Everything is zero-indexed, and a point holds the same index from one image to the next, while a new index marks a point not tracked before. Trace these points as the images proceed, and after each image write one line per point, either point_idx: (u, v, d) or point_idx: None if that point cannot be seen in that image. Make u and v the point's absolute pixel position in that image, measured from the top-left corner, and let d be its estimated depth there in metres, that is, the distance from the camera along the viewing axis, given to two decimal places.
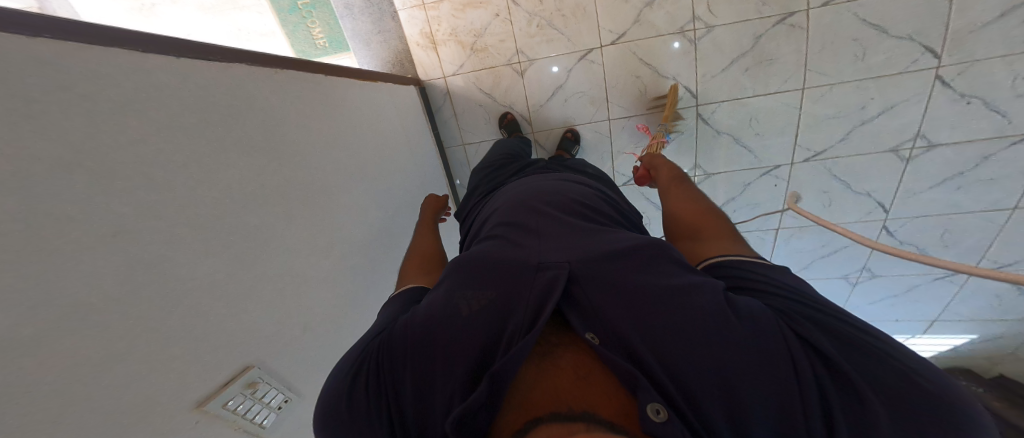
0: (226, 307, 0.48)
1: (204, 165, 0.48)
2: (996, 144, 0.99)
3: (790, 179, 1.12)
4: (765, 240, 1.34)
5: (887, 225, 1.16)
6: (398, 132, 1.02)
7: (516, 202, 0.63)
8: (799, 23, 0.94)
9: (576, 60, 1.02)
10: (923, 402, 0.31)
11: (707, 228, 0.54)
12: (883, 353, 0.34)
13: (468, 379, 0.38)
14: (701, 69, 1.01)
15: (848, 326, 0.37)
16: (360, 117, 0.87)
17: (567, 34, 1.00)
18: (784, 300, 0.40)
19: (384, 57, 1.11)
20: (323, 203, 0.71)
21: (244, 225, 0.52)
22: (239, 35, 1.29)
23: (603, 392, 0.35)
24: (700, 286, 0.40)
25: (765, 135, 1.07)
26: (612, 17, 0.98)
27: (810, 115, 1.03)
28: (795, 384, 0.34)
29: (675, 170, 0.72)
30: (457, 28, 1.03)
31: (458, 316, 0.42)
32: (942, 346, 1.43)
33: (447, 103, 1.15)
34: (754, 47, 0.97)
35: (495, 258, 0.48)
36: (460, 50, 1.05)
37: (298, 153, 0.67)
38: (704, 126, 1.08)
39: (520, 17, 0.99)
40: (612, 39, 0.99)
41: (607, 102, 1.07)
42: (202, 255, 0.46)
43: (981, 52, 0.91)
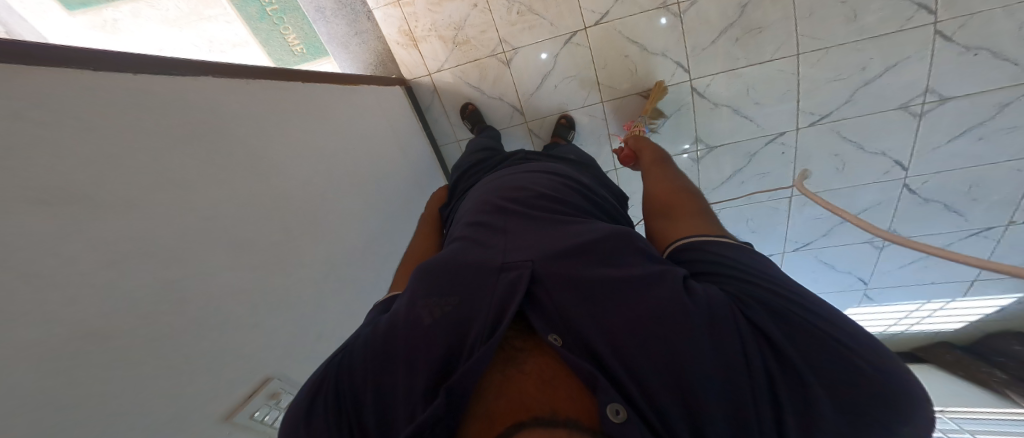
0: (236, 330, 0.51)
1: (188, 199, 0.50)
2: (1013, 91, 0.94)
3: (799, 145, 1.09)
4: (778, 209, 1.31)
5: (910, 184, 1.11)
6: (389, 136, 1.03)
7: (487, 201, 0.64)
8: None
9: (561, 44, 0.99)
10: (862, 381, 0.33)
11: (678, 206, 0.57)
12: (833, 336, 0.35)
13: (428, 389, 0.38)
14: (690, 43, 0.97)
15: (801, 307, 0.37)
16: (345, 126, 0.88)
17: (549, 19, 0.97)
18: (743, 286, 0.40)
19: (366, 59, 1.10)
20: (318, 215, 0.72)
21: (241, 248, 0.55)
22: (212, 47, 1.30)
23: (565, 393, 0.36)
24: (658, 279, 0.41)
25: (767, 104, 1.03)
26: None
27: (809, 80, 0.98)
28: (747, 373, 0.35)
29: (658, 155, 0.78)
30: (435, 23, 1.00)
31: (421, 323, 0.42)
32: (988, 308, 1.38)
33: (435, 100, 1.14)
34: (742, 16, 0.93)
35: (458, 262, 0.49)
36: (441, 45, 1.03)
37: (286, 170, 0.68)
38: (699, 101, 1.05)
39: (498, 5, 0.96)
40: (595, 20, 0.96)
41: (598, 84, 1.04)
42: (201, 285, 0.48)
43: (982, 5, 0.85)
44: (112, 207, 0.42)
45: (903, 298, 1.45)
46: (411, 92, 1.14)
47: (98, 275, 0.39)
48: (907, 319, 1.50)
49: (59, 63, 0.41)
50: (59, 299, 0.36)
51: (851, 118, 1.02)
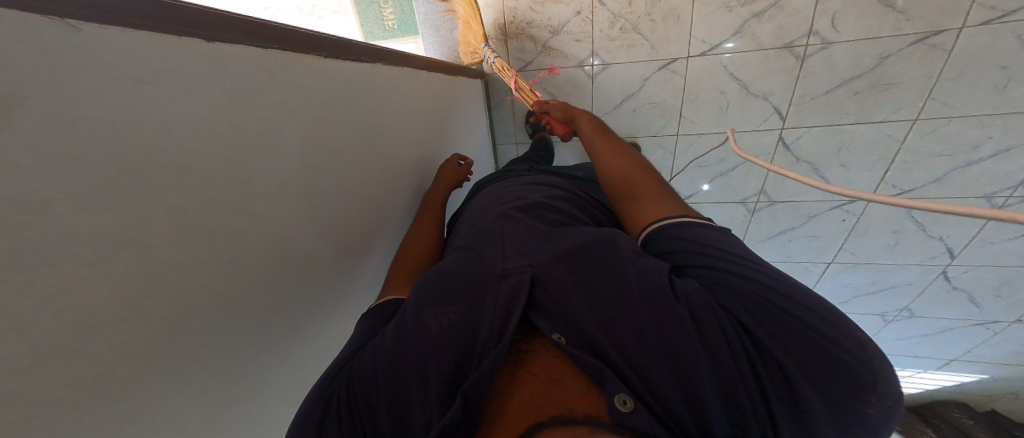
0: (282, 306, 0.51)
1: (297, 164, 0.51)
2: None
3: (861, 216, 1.09)
4: (812, 272, 1.27)
5: (948, 271, 1.14)
6: (466, 125, 1.05)
7: (485, 212, 0.63)
8: (940, 43, 0.84)
9: (655, 69, 1.00)
10: (842, 370, 0.33)
11: (637, 184, 0.56)
12: (808, 326, 0.34)
13: (443, 397, 0.36)
14: (801, 89, 0.95)
15: (772, 295, 0.36)
16: (433, 110, 0.88)
17: (651, 40, 0.97)
18: (720, 277, 0.39)
19: (453, 44, 1.14)
20: (388, 195, 0.73)
21: (310, 220, 0.54)
22: (314, 11, 1.42)
23: (570, 391, 0.34)
24: (646, 275, 0.39)
25: (851, 168, 1.03)
26: (708, 26, 0.93)
27: (910, 149, 0.96)
28: (738, 373, 0.34)
29: (596, 124, 0.73)
30: (534, 22, 1.02)
31: (428, 334, 0.40)
32: (948, 381, 1.47)
33: (507, 98, 1.16)
34: (875, 69, 0.89)
35: (457, 273, 0.47)
36: (533, 45, 1.05)
37: (378, 145, 0.69)
38: (782, 151, 1.04)
39: (604, 17, 0.97)
40: (703, 49, 0.95)
41: (680, 114, 1.04)
42: (267, 261, 0.48)
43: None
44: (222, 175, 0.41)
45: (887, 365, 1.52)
46: (486, 84, 1.16)
47: (196, 228, 0.40)
48: None
49: (236, 35, 0.42)
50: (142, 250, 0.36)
51: (929, 197, 1.02)
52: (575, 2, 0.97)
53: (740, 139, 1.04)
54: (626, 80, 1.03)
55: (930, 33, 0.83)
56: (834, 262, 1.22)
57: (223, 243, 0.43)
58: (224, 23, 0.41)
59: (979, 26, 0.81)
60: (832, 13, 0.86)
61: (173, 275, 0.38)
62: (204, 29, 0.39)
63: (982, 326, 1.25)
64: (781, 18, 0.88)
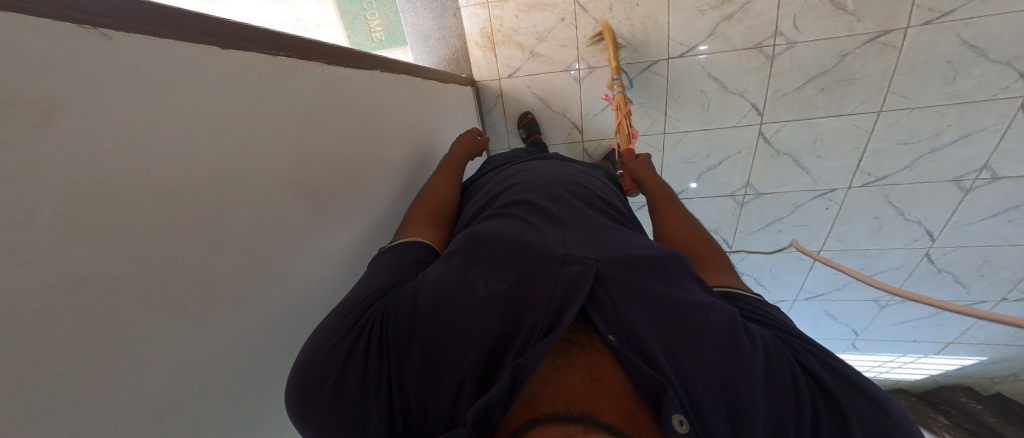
0: (292, 319, 0.53)
1: (297, 178, 0.53)
2: None
3: (843, 203, 1.13)
4: (804, 260, 1.30)
5: (931, 253, 1.19)
6: (457, 132, 1.07)
7: (537, 185, 0.64)
8: (892, 41, 0.90)
9: (638, 71, 1.04)
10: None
11: (701, 255, 0.57)
12: (867, 389, 0.37)
13: (478, 367, 0.39)
14: (774, 85, 0.99)
15: (833, 359, 0.40)
16: (426, 119, 0.91)
17: (632, 44, 1.01)
18: (783, 334, 0.42)
19: (441, 53, 1.16)
20: (385, 204, 0.75)
21: (310, 231, 0.56)
22: (299, 25, 1.44)
23: (611, 391, 0.37)
24: (715, 306, 0.42)
25: (827, 159, 1.07)
26: (684, 29, 0.97)
27: (879, 139, 1.01)
28: (795, 416, 0.36)
29: (663, 189, 0.74)
30: (519, 29, 1.05)
31: (476, 296, 0.43)
32: (950, 365, 1.52)
33: (498, 104, 1.19)
34: (837, 66, 0.94)
35: (515, 242, 0.48)
36: (519, 51, 1.08)
37: (373, 155, 0.71)
38: (762, 145, 1.07)
39: (585, 23, 1.01)
40: (680, 51, 0.99)
41: (665, 114, 1.08)
42: (276, 275, 0.50)
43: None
44: (230, 193, 0.43)
45: (885, 351, 1.55)
46: (477, 92, 1.18)
47: (209, 246, 0.41)
48: (879, 367, 1.63)
49: (248, 45, 0.46)
50: (165, 272, 0.37)
51: (903, 184, 1.06)
52: (558, 10, 1.01)
53: (722, 135, 1.08)
54: (610, 82, 1.07)
55: (881, 32, 0.89)
56: (823, 249, 1.25)
57: (236, 252, 0.44)
58: (235, 32, 0.44)
59: (924, 25, 0.87)
60: (794, 15, 0.91)
61: (194, 286, 0.39)
62: (220, 37, 0.42)
63: (973, 307, 1.29)
64: (750, 20, 0.93)
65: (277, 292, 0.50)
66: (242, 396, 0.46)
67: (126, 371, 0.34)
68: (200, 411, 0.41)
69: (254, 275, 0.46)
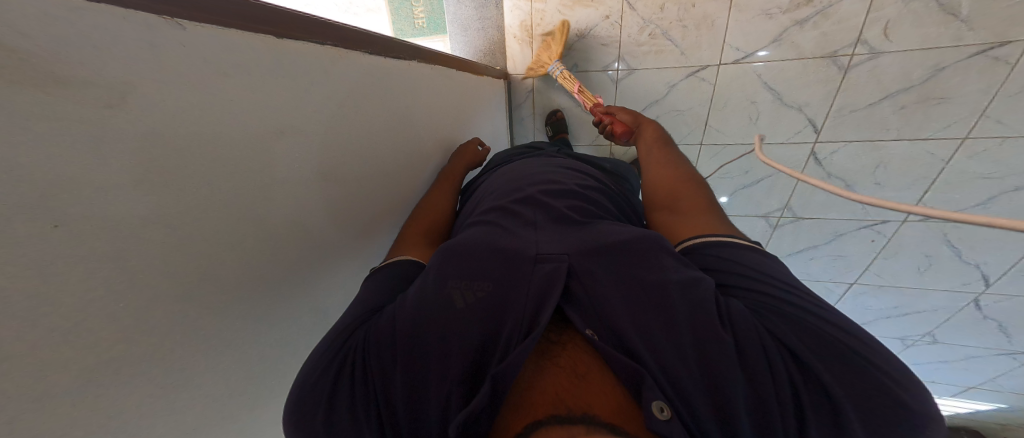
0: (297, 306, 0.50)
1: (328, 161, 0.51)
2: None
3: (892, 237, 1.05)
4: (833, 292, 1.22)
5: (980, 299, 1.09)
6: (487, 125, 1.04)
7: (513, 186, 0.61)
8: (1005, 56, 0.80)
9: (683, 76, 0.98)
10: (903, 414, 0.31)
11: (682, 199, 0.53)
12: (850, 349, 0.33)
13: (463, 378, 0.36)
14: (842, 101, 0.91)
15: (815, 318, 0.35)
16: (458, 110, 0.88)
17: (681, 47, 0.95)
18: (760, 296, 0.37)
19: (478, 44, 1.13)
20: (409, 194, 0.72)
21: (330, 217, 0.53)
22: (349, 9, 1.45)
23: (595, 388, 0.34)
24: (687, 288, 0.38)
25: (886, 186, 0.99)
26: (743, 34, 0.91)
27: (954, 170, 0.92)
28: (784, 404, 0.32)
29: (659, 136, 0.71)
30: (560, 24, 1.01)
31: (450, 306, 0.39)
32: (962, 408, 1.41)
33: (528, 100, 1.15)
34: (927, 81, 0.85)
35: (483, 243, 0.45)
36: (557, 47, 1.04)
37: (405, 142, 0.69)
38: (814, 166, 1.00)
39: (633, 22, 0.96)
40: (735, 58, 0.93)
41: (708, 123, 1.02)
42: (286, 261, 0.47)
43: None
44: (250, 172, 0.40)
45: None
46: (508, 85, 1.15)
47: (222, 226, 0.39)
48: None
49: (298, 36, 0.44)
50: (174, 251, 0.35)
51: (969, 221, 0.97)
52: (604, 7, 0.96)
53: (768, 152, 1.01)
54: (653, 86, 1.01)
55: (993, 44, 0.79)
56: (857, 283, 1.17)
57: (257, 234, 0.42)
58: (291, 21, 0.43)
59: None
60: (886, 20, 0.83)
61: (211, 268, 0.38)
62: (274, 27, 0.41)
63: (1009, 357, 1.18)
64: (825, 27, 0.86)
65: (289, 276, 0.48)
66: (244, 379, 0.45)
67: (123, 351, 0.32)
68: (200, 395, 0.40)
69: (268, 256, 0.45)
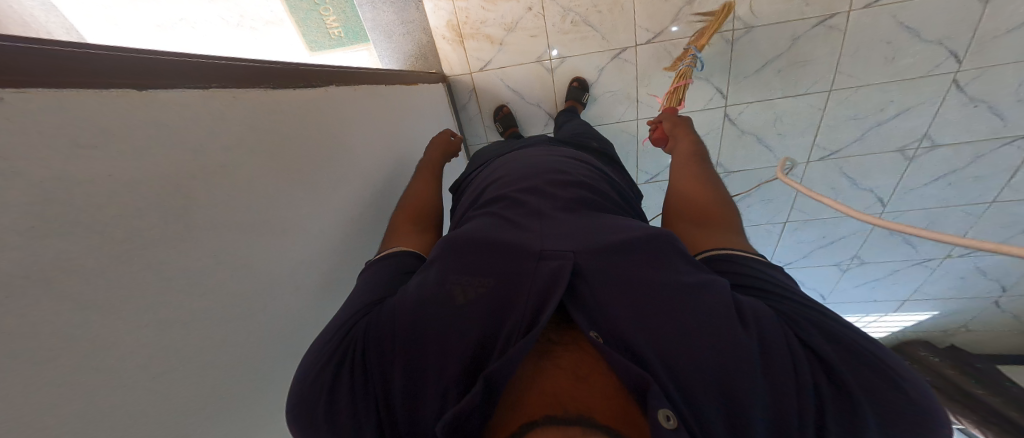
0: (298, 326, 0.52)
1: (286, 184, 0.52)
2: (989, 144, 1.07)
3: (803, 177, 1.20)
4: (772, 233, 1.39)
5: (882, 218, 1.28)
6: (429, 128, 1.07)
7: (518, 179, 0.66)
8: (838, 24, 0.95)
9: (609, 59, 1.05)
10: (915, 417, 0.35)
11: (709, 213, 0.58)
12: (870, 353, 0.38)
13: (461, 376, 0.40)
14: (735, 71, 1.03)
15: (840, 326, 0.40)
16: (396, 117, 0.90)
17: (601, 31, 1.02)
18: (789, 303, 0.43)
19: (406, 49, 1.14)
20: (372, 207, 0.75)
21: (307, 238, 0.55)
22: (244, 22, 1.39)
23: (597, 389, 0.38)
24: (709, 286, 0.43)
25: (787, 135, 1.12)
26: (649, 15, 0.98)
27: (831, 116, 1.08)
28: (800, 393, 0.37)
29: (693, 148, 0.76)
30: (486, 21, 1.05)
31: (452, 305, 0.44)
32: (909, 322, 1.65)
33: (472, 99, 1.19)
34: (790, 49, 0.99)
35: (492, 242, 0.49)
36: (488, 43, 1.08)
37: (353, 157, 0.70)
38: (727, 127, 1.12)
39: (554, 11, 1.01)
40: (648, 38, 1.01)
41: (637, 100, 1.11)
42: (280, 285, 0.49)
43: (999, 59, 0.94)
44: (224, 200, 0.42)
45: (853, 313, 1.67)
46: (449, 87, 1.18)
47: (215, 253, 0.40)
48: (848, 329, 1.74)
49: (250, 83, 0.49)
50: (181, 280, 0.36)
51: (855, 156, 1.14)
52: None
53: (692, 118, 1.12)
54: (582, 71, 1.08)
55: (826, 16, 0.94)
56: (788, 221, 1.34)
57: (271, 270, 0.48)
58: (241, 73, 0.48)
59: (864, 8, 0.92)
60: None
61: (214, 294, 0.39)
62: (234, 79, 0.47)
63: (922, 265, 1.41)
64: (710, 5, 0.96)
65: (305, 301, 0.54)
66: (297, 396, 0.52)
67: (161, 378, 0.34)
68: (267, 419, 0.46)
69: (285, 289, 0.50)
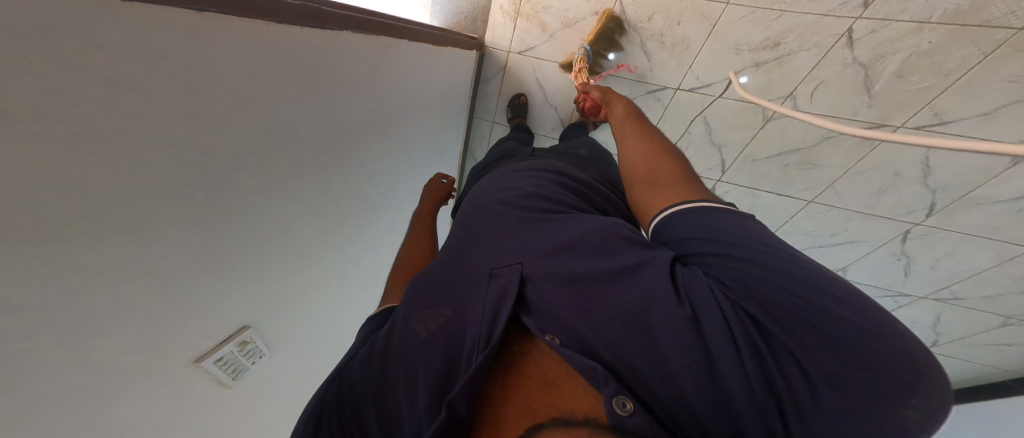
0: (206, 200, 0.41)
1: (261, 44, 0.42)
2: (883, 291, 1.28)
3: None
4: None
5: None
6: (447, 81, 1.01)
7: (478, 200, 0.67)
8: (876, 136, 0.98)
9: (643, 93, 1.11)
10: (872, 367, 0.31)
11: (660, 171, 0.53)
12: (805, 299, 0.33)
13: (430, 401, 0.39)
14: (747, 151, 1.13)
15: (775, 272, 0.35)
16: (422, 52, 0.82)
17: (652, 63, 1.06)
18: (718, 259, 0.39)
19: (461, 6, 1.11)
20: (356, 125, 0.67)
21: (259, 110, 0.45)
22: None
23: (568, 392, 0.35)
24: (641, 266, 0.41)
25: None
26: (709, 65, 1.02)
27: (790, 225, 1.24)
28: (743, 362, 0.33)
29: (629, 109, 0.71)
30: (547, 8, 1.04)
31: (415, 338, 0.44)
32: None
33: (499, 76, 1.18)
34: (816, 145, 1.05)
35: (448, 273, 0.51)
36: (538, 30, 1.07)
37: (350, 57, 0.60)
38: None
39: (618, 24, 1.02)
40: (694, 85, 1.06)
41: None
42: (195, 146, 0.38)
43: (955, 226, 1.05)
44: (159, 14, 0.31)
45: None
46: (482, 56, 1.17)
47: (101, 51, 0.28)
48: None
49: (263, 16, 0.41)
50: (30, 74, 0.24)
51: None
52: (594, 3, 1.00)
53: None
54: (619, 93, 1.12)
55: (876, 125, 0.96)
56: None
57: (226, 128, 0.42)
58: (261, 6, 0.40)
59: (914, 129, 0.93)
60: (820, 80, 0.96)
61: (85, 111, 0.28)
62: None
63: None
64: (773, 73, 0.98)
65: (252, 176, 0.47)
66: (210, 280, 0.45)
67: None
68: (152, 299, 0.39)
69: (230, 158, 0.43)
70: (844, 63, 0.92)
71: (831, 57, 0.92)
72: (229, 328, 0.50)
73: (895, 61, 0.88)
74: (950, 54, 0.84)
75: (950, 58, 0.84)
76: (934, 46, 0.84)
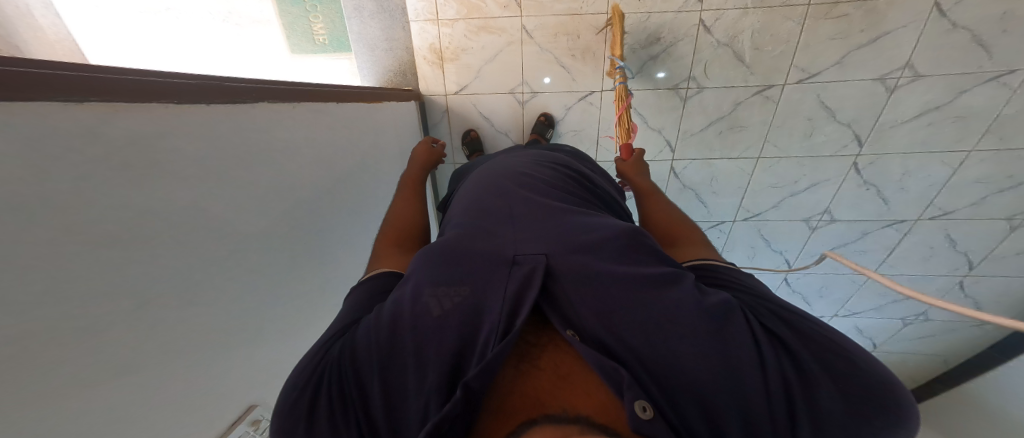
0: (186, 294, 0.42)
1: (198, 132, 0.45)
2: (879, 224, 1.25)
3: (729, 234, 1.36)
4: None
5: (787, 277, 1.46)
6: (393, 134, 1.05)
7: (489, 185, 0.66)
8: (772, 95, 1.08)
9: (575, 100, 1.16)
10: (877, 403, 0.35)
11: (684, 232, 0.59)
12: (823, 337, 0.39)
13: (442, 384, 0.37)
14: (683, 126, 1.16)
15: (798, 315, 0.41)
16: (363, 118, 0.88)
17: (572, 73, 1.12)
18: (750, 297, 0.44)
19: (387, 64, 1.18)
20: (310, 192, 0.69)
21: (214, 203, 0.47)
22: (231, 19, 1.19)
23: (578, 387, 0.36)
24: (673, 278, 0.43)
25: (721, 194, 1.27)
26: (616, 65, 1.09)
27: (756, 182, 1.23)
28: (766, 378, 0.36)
29: (648, 183, 0.77)
30: (466, 49, 1.12)
31: (429, 316, 0.41)
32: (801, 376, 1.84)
33: (443, 119, 1.24)
34: (732, 112, 1.11)
35: (461, 249, 0.48)
36: (464, 72, 1.15)
37: (293, 141, 0.64)
38: (672, 179, 1.25)
39: (532, 49, 1.10)
40: (614, 84, 1.12)
41: (597, 143, 1.22)
42: (160, 244, 0.40)
43: (891, 148, 1.11)
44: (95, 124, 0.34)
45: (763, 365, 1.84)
46: (422, 105, 1.22)
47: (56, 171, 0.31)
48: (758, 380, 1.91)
49: (200, 99, 0.45)
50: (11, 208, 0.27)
51: (770, 220, 1.30)
52: (507, 35, 1.08)
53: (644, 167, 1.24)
54: (554, 109, 1.18)
55: (763, 86, 1.07)
56: None
57: (188, 206, 0.43)
58: (194, 91, 0.44)
59: (796, 84, 1.06)
60: (704, 62, 1.06)
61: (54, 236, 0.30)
62: (128, 93, 0.37)
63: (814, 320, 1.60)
64: (670, 63, 1.07)
65: (222, 262, 0.48)
66: (205, 357, 0.44)
67: None
68: (161, 399, 0.39)
69: (196, 249, 0.44)
70: (712, 46, 1.04)
71: (701, 44, 1.04)
72: (238, 407, 0.48)
73: (747, 36, 1.02)
74: (777, 28, 1.00)
75: (779, 31, 1.00)
76: (761, 26, 1.00)
